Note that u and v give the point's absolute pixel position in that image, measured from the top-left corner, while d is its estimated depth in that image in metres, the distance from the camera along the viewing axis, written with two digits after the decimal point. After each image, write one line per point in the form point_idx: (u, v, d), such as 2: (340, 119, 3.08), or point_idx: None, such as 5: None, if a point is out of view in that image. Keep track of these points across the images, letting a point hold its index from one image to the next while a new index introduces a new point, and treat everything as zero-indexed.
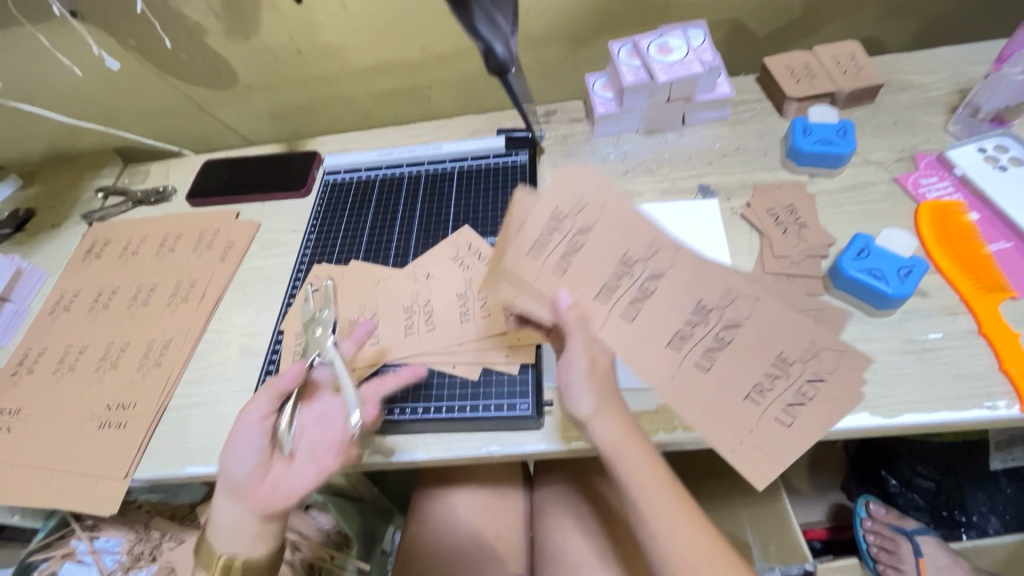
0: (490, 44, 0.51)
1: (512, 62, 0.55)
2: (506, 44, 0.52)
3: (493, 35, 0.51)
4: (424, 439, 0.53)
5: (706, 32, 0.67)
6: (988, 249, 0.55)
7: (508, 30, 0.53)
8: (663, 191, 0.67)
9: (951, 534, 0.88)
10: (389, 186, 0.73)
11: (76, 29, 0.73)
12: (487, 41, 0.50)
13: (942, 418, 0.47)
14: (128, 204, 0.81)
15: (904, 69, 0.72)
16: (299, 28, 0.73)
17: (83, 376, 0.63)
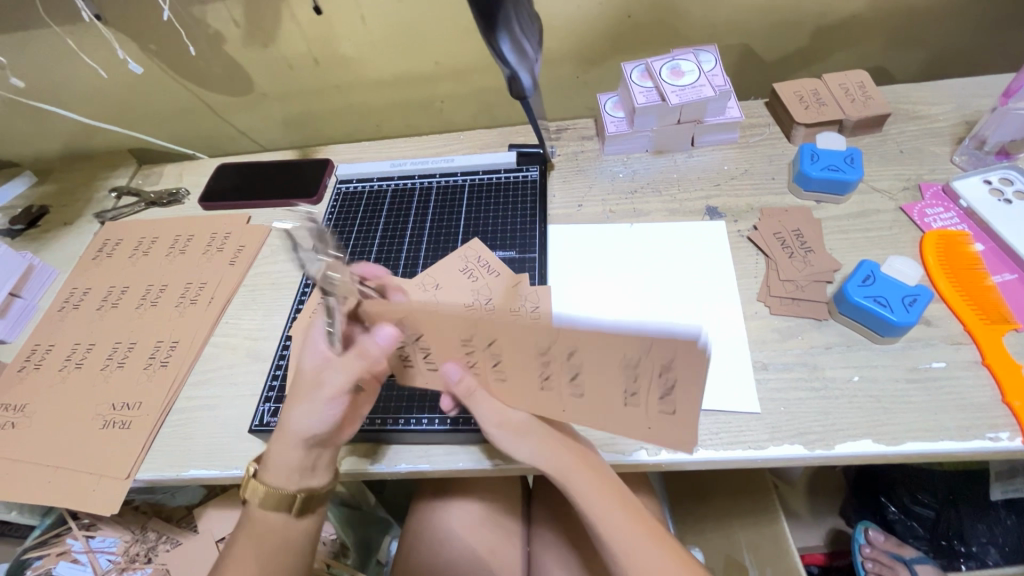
0: (516, 70, 0.52)
1: (533, 84, 0.56)
2: (530, 69, 0.54)
3: (519, 61, 0.52)
4: (427, 451, 0.54)
5: (717, 57, 0.69)
6: (991, 280, 0.56)
7: (534, 55, 0.54)
8: (670, 212, 0.67)
9: (949, 564, 0.86)
10: (401, 196, 0.74)
11: (101, 33, 0.74)
12: (513, 69, 0.51)
13: (946, 447, 0.47)
14: (140, 205, 0.82)
15: (910, 99, 0.73)
16: (318, 38, 0.75)
17: (89, 374, 0.63)
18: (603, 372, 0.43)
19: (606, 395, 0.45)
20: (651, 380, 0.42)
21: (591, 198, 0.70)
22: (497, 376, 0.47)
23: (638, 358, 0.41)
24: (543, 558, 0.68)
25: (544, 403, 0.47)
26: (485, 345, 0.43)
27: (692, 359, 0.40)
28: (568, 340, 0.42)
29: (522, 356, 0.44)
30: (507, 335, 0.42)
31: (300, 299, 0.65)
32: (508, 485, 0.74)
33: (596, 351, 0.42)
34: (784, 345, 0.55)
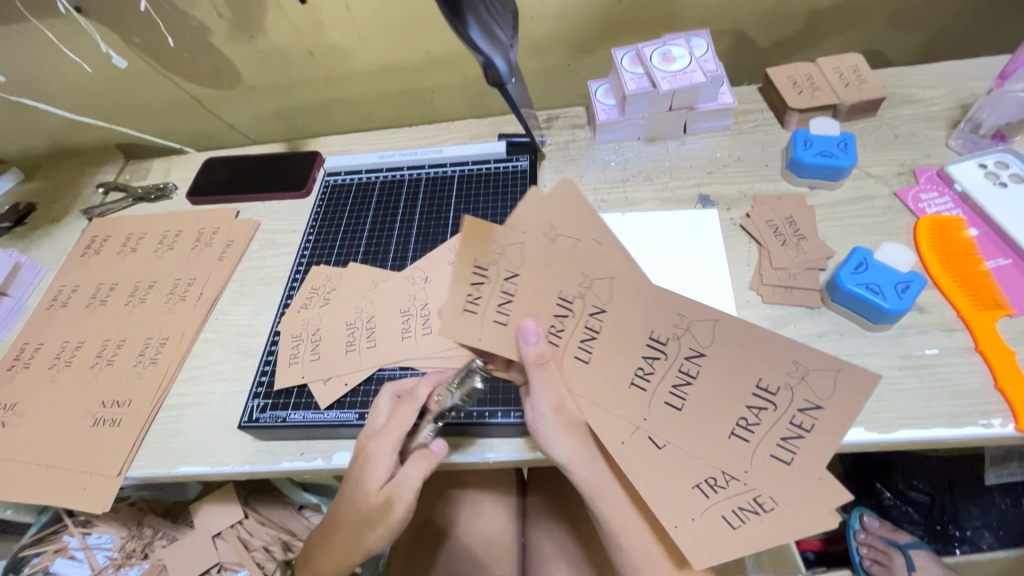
0: (489, 57, 0.51)
1: (509, 70, 0.54)
2: (503, 55, 0.52)
3: (491, 47, 0.50)
4: None
5: (709, 43, 0.68)
6: (986, 266, 0.55)
7: (508, 42, 0.53)
8: (663, 200, 0.67)
9: (943, 549, 0.86)
10: (390, 188, 0.73)
11: (81, 26, 0.73)
12: (485, 54, 0.50)
13: (938, 434, 0.47)
14: (128, 201, 0.81)
15: (906, 82, 0.72)
16: (304, 29, 0.73)
17: (79, 372, 0.63)
18: (716, 450, 0.37)
19: (682, 463, 0.38)
20: (743, 489, 0.37)
21: (583, 187, 0.69)
22: (580, 355, 0.38)
23: (781, 398, 0.34)
24: (539, 548, 0.69)
25: (613, 425, 0.39)
26: (589, 312, 0.36)
27: (848, 398, 0.32)
28: (697, 338, 0.34)
29: (629, 346, 0.37)
30: (624, 306, 0.35)
31: (289, 293, 0.65)
32: (502, 477, 0.74)
33: (724, 374, 0.35)
34: (776, 333, 0.54)
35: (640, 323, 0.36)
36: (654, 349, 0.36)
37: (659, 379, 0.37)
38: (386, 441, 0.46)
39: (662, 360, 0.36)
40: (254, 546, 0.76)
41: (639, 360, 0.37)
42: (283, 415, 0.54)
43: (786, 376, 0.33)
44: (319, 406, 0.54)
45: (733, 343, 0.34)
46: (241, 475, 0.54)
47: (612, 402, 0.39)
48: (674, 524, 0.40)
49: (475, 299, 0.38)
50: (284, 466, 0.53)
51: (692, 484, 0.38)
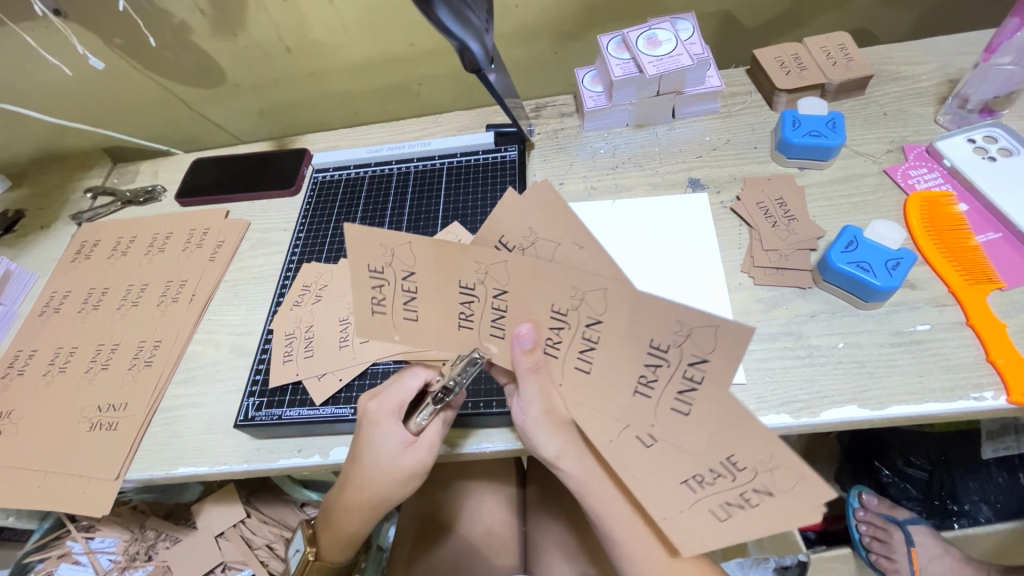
0: (464, 41, 0.49)
1: (487, 55, 0.53)
2: (478, 39, 0.51)
3: (465, 31, 0.49)
4: None
5: (694, 25, 0.67)
6: (976, 241, 0.55)
7: (482, 27, 0.52)
8: (653, 185, 0.66)
9: (942, 523, 0.88)
10: (379, 182, 0.72)
11: (60, 29, 0.72)
12: (459, 40, 0.49)
13: (932, 409, 0.47)
14: (117, 204, 0.80)
15: (894, 59, 0.72)
16: (286, 24, 0.72)
17: (73, 377, 0.63)
18: (690, 438, 0.36)
19: (665, 463, 0.38)
20: (728, 479, 0.36)
21: (572, 175, 0.69)
22: (497, 333, 0.40)
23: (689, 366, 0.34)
24: (541, 537, 0.69)
25: (599, 427, 0.40)
26: (492, 295, 0.38)
27: (730, 351, 0.32)
28: (593, 307, 0.35)
29: (548, 323, 0.38)
30: (521, 286, 0.36)
31: (281, 291, 0.64)
32: (502, 468, 0.75)
33: (636, 349, 0.35)
34: (768, 315, 0.54)
35: (542, 295, 0.37)
36: (558, 320, 0.37)
37: (567, 347, 0.38)
38: (391, 405, 0.47)
39: (567, 330, 0.37)
40: (257, 545, 0.76)
41: (548, 330, 0.38)
42: (279, 412, 0.54)
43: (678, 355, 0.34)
44: (314, 402, 0.55)
45: (620, 315, 0.34)
46: (240, 473, 0.54)
47: (583, 395, 0.40)
48: (662, 517, 0.39)
49: (381, 300, 0.39)
50: (282, 463, 0.53)
51: (678, 481, 0.38)
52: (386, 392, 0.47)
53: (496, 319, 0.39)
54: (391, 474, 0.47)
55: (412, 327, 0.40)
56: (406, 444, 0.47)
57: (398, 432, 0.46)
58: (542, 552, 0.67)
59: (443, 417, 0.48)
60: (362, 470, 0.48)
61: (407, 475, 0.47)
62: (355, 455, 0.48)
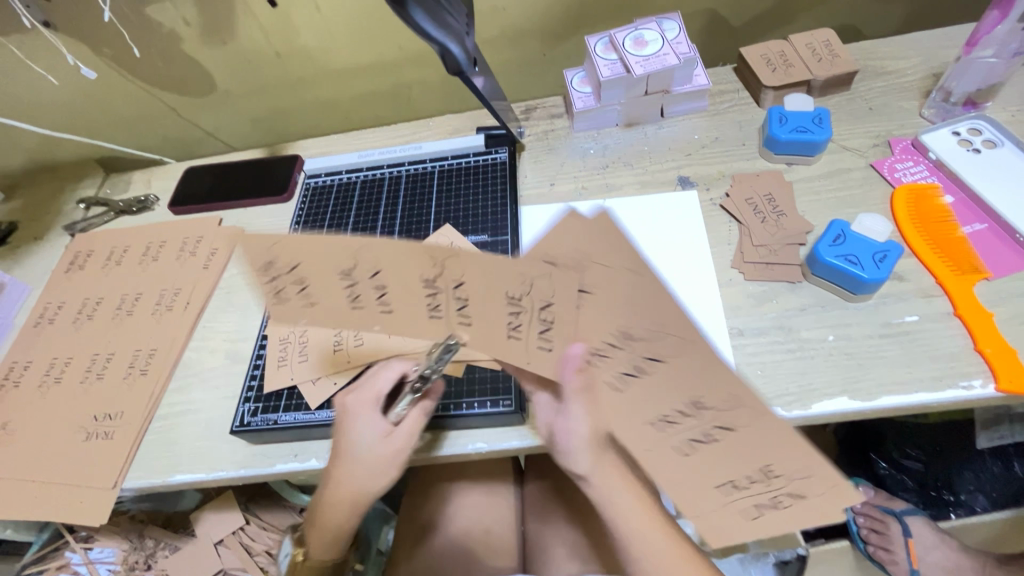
0: (444, 44, 0.50)
1: (468, 57, 0.53)
2: (459, 41, 0.51)
3: (445, 34, 0.49)
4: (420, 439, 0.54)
5: (680, 24, 0.68)
6: (962, 231, 0.56)
7: (462, 30, 0.52)
8: (643, 183, 0.67)
9: (939, 514, 0.88)
10: (370, 187, 0.73)
11: (50, 40, 0.72)
12: (440, 43, 0.49)
13: (922, 399, 0.47)
14: (110, 214, 0.80)
15: (879, 54, 0.72)
16: (275, 30, 0.73)
17: (69, 387, 0.63)
18: (731, 446, 0.38)
19: (704, 469, 0.39)
20: (764, 484, 0.38)
21: (563, 175, 0.70)
22: (544, 345, 0.38)
23: (732, 388, 0.35)
24: (540, 537, 0.69)
25: (638, 435, 0.40)
26: (542, 306, 0.37)
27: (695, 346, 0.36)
28: (650, 344, 0.37)
29: (597, 334, 0.38)
30: (594, 305, 0.37)
31: (276, 297, 0.65)
32: (500, 468, 0.75)
33: (687, 370, 0.37)
34: (759, 309, 0.55)
35: (611, 319, 0.37)
36: (614, 338, 0.38)
37: (616, 362, 0.38)
38: (369, 397, 0.48)
39: (591, 312, 0.37)
40: (256, 551, 0.77)
41: (602, 345, 0.38)
42: (274, 417, 0.54)
43: (714, 372, 0.35)
44: (309, 406, 0.55)
45: (662, 333, 0.36)
46: (237, 479, 0.54)
47: (624, 406, 0.40)
48: (695, 514, 0.40)
49: (357, 297, 0.39)
50: (278, 468, 0.53)
51: (714, 485, 0.39)
52: (362, 385, 0.49)
53: (545, 332, 0.38)
54: (370, 464, 0.47)
55: (391, 321, 0.39)
56: (384, 434, 0.47)
57: (377, 423, 0.47)
58: (540, 551, 0.68)
59: (424, 407, 0.48)
60: (345, 462, 0.48)
61: (388, 465, 0.47)
62: (336, 451, 0.49)
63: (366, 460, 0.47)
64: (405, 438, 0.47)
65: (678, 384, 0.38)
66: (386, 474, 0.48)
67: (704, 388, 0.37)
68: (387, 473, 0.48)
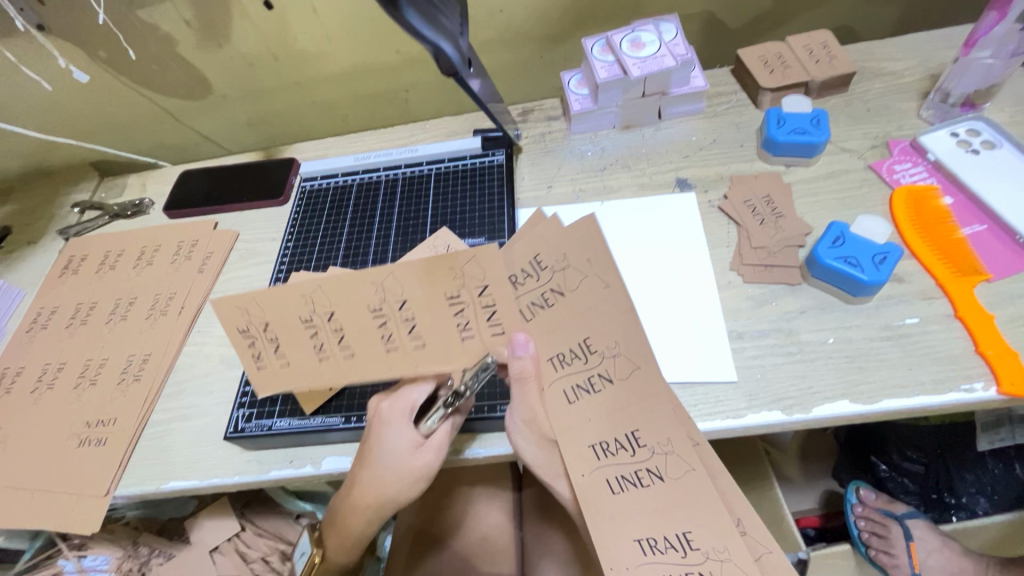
0: (437, 44, 0.49)
1: (463, 58, 0.53)
2: (450, 41, 0.51)
3: (437, 34, 0.48)
4: None
5: (677, 27, 0.68)
6: (962, 233, 0.56)
7: (455, 31, 0.52)
8: (640, 186, 0.67)
9: (940, 517, 0.89)
10: (367, 190, 0.72)
11: (43, 43, 0.72)
12: (432, 43, 0.48)
13: (924, 402, 0.47)
14: (104, 218, 0.80)
15: (876, 56, 0.72)
16: (271, 33, 0.72)
17: (62, 393, 0.62)
18: (659, 498, 0.40)
19: (630, 514, 0.40)
20: (678, 553, 0.39)
21: (560, 178, 0.69)
22: (494, 331, 0.41)
23: (673, 436, 0.40)
24: (539, 543, 0.69)
25: (577, 456, 0.42)
26: (552, 284, 0.41)
27: (638, 381, 0.41)
28: (618, 366, 0.41)
29: (550, 345, 0.43)
30: (561, 311, 0.42)
31: None
32: (498, 473, 0.74)
33: (638, 392, 0.41)
34: (758, 312, 0.54)
35: (575, 330, 0.42)
36: (581, 350, 0.42)
37: (574, 370, 0.42)
38: (406, 407, 0.47)
39: (534, 282, 0.41)
40: (252, 559, 0.77)
41: (561, 353, 0.43)
42: (268, 423, 0.54)
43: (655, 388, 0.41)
44: (305, 412, 0.54)
45: (611, 333, 0.41)
46: (232, 486, 0.54)
47: (573, 419, 0.42)
48: (611, 567, 0.39)
49: (322, 346, 0.41)
50: (273, 474, 0.53)
51: (634, 538, 0.40)
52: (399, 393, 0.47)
53: (490, 317, 0.40)
54: (400, 474, 0.46)
55: (353, 364, 0.41)
56: (416, 445, 0.47)
57: (409, 434, 0.46)
58: (538, 556, 0.67)
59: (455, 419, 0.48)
60: (369, 468, 0.47)
61: (419, 477, 0.47)
62: (365, 449, 0.48)
63: (396, 468, 0.46)
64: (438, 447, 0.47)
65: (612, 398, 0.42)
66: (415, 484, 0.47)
67: (642, 416, 0.41)
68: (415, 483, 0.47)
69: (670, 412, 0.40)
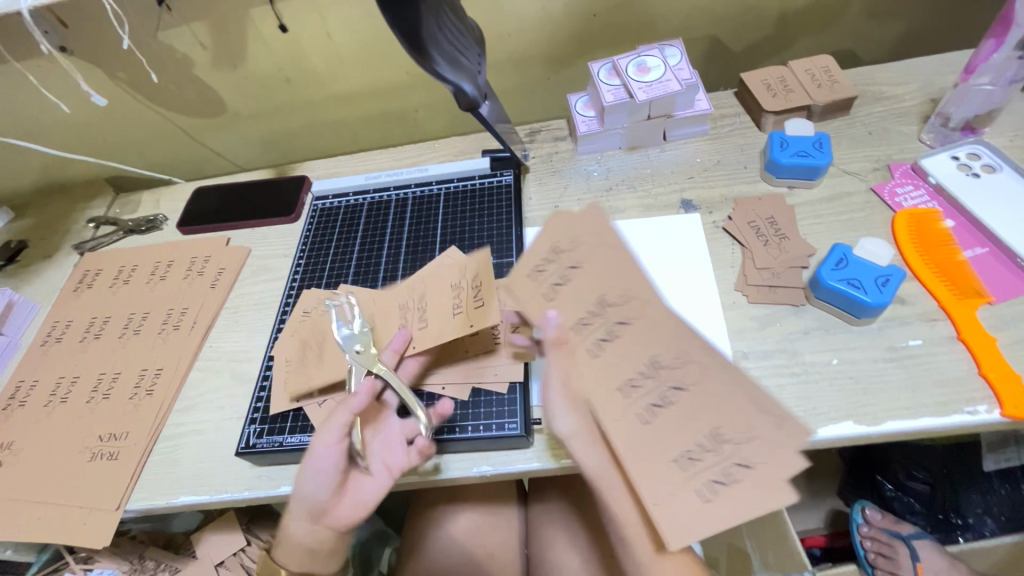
0: (459, 85, 0.51)
1: (479, 92, 0.55)
2: (470, 78, 0.53)
3: (459, 75, 0.50)
4: (466, 459, 0.53)
5: (682, 51, 0.69)
6: (964, 256, 0.56)
7: (475, 67, 0.54)
8: (646, 206, 0.68)
9: (947, 538, 0.87)
10: (377, 208, 0.74)
11: (64, 65, 0.74)
12: (456, 84, 0.50)
13: (928, 424, 0.47)
14: (119, 233, 0.81)
15: (877, 80, 0.74)
16: (287, 56, 0.75)
17: (75, 407, 0.63)
18: (679, 417, 0.44)
19: (666, 441, 0.44)
20: (716, 458, 0.43)
21: (567, 197, 0.70)
22: (550, 290, 0.49)
23: (684, 343, 0.46)
24: (544, 561, 0.69)
25: (607, 400, 0.46)
26: (568, 263, 0.49)
27: (654, 325, 0.46)
28: (629, 309, 0.47)
29: (574, 307, 0.48)
30: (580, 278, 0.48)
31: (282, 317, 0.65)
32: (504, 489, 0.74)
33: (651, 322, 0.47)
34: (763, 333, 0.55)
35: (597, 286, 0.48)
36: (597, 308, 0.48)
37: (595, 327, 0.47)
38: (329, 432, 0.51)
39: (553, 263, 0.50)
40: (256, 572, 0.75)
41: (586, 312, 0.48)
42: (279, 439, 0.54)
43: (668, 316, 0.46)
44: (315, 428, 0.55)
45: (621, 285, 0.48)
46: (241, 501, 0.54)
47: (597, 371, 0.47)
48: (657, 500, 0.42)
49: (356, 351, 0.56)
50: (282, 490, 0.53)
51: (671, 459, 0.43)
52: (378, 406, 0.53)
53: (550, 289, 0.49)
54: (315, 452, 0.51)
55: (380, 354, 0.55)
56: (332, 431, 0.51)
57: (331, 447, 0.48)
58: (543, 574, 0.67)
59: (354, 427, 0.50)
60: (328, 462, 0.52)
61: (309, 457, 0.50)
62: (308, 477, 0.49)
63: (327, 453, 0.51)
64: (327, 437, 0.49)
65: (622, 339, 0.47)
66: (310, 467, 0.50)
67: (656, 341, 0.46)
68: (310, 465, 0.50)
69: (676, 338, 0.46)
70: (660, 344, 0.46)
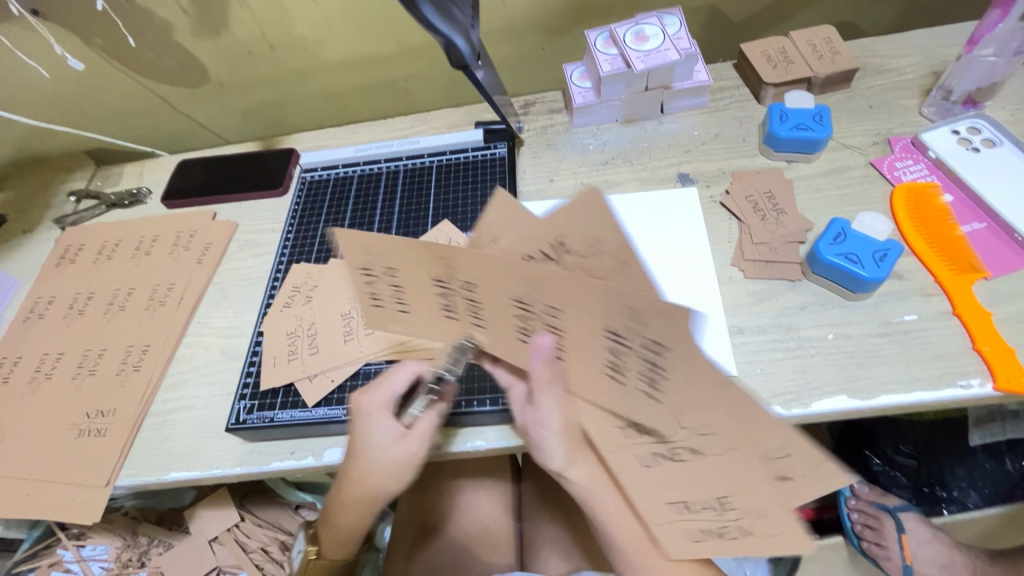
0: (449, 37, 0.49)
1: (473, 51, 0.53)
2: (464, 34, 0.50)
3: (450, 27, 0.49)
4: (481, 430, 0.53)
5: (681, 20, 0.67)
6: (961, 231, 0.56)
7: (467, 22, 0.52)
8: (642, 180, 0.67)
9: (931, 510, 0.88)
10: (368, 181, 0.72)
11: (37, 28, 0.70)
12: (445, 36, 0.48)
13: (921, 398, 0.48)
14: (101, 208, 0.79)
15: (879, 52, 0.72)
16: (271, 23, 0.72)
17: (61, 383, 0.62)
18: (699, 473, 0.39)
19: (672, 485, 0.41)
20: (715, 513, 0.41)
21: (562, 171, 0.69)
22: (402, 309, 0.41)
23: (530, 270, 0.32)
24: (539, 536, 0.69)
25: (610, 437, 0.42)
26: (389, 280, 0.39)
27: (585, 293, 0.32)
28: (465, 274, 0.35)
29: (428, 302, 0.40)
30: (398, 269, 0.37)
31: (271, 292, 0.64)
32: (499, 465, 0.75)
33: (414, 262, 0.37)
34: (758, 308, 0.55)
35: (409, 271, 0.37)
36: (441, 289, 0.37)
37: (463, 314, 0.40)
38: (382, 398, 0.48)
39: (377, 283, 0.39)
40: (252, 548, 0.78)
41: (442, 302, 0.39)
42: (270, 415, 0.54)
43: (443, 255, 0.34)
44: (306, 404, 0.54)
45: (432, 257, 0.34)
46: (232, 477, 0.54)
47: (579, 381, 0.40)
48: (658, 521, 0.45)
49: (351, 331, 0.58)
50: (275, 466, 0.53)
51: (667, 503, 0.43)
52: (376, 385, 0.48)
53: (399, 300, 0.40)
54: (383, 468, 0.47)
55: (372, 338, 0.57)
56: (398, 436, 0.47)
57: (392, 425, 0.47)
58: (537, 548, 0.68)
59: (437, 410, 0.48)
60: (358, 461, 0.47)
61: (400, 469, 0.47)
62: (352, 452, 0.48)
63: (385, 454, 0.46)
64: (415, 433, 0.47)
65: (479, 298, 0.37)
66: (400, 470, 0.47)
67: (508, 281, 0.34)
68: (398, 470, 0.47)
69: (535, 266, 0.32)
70: (511, 284, 0.34)
